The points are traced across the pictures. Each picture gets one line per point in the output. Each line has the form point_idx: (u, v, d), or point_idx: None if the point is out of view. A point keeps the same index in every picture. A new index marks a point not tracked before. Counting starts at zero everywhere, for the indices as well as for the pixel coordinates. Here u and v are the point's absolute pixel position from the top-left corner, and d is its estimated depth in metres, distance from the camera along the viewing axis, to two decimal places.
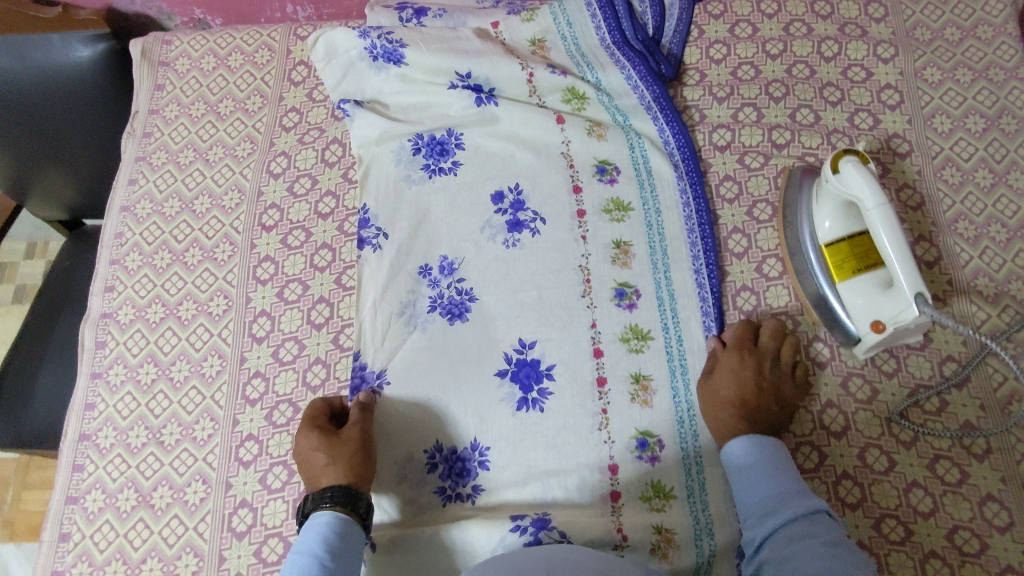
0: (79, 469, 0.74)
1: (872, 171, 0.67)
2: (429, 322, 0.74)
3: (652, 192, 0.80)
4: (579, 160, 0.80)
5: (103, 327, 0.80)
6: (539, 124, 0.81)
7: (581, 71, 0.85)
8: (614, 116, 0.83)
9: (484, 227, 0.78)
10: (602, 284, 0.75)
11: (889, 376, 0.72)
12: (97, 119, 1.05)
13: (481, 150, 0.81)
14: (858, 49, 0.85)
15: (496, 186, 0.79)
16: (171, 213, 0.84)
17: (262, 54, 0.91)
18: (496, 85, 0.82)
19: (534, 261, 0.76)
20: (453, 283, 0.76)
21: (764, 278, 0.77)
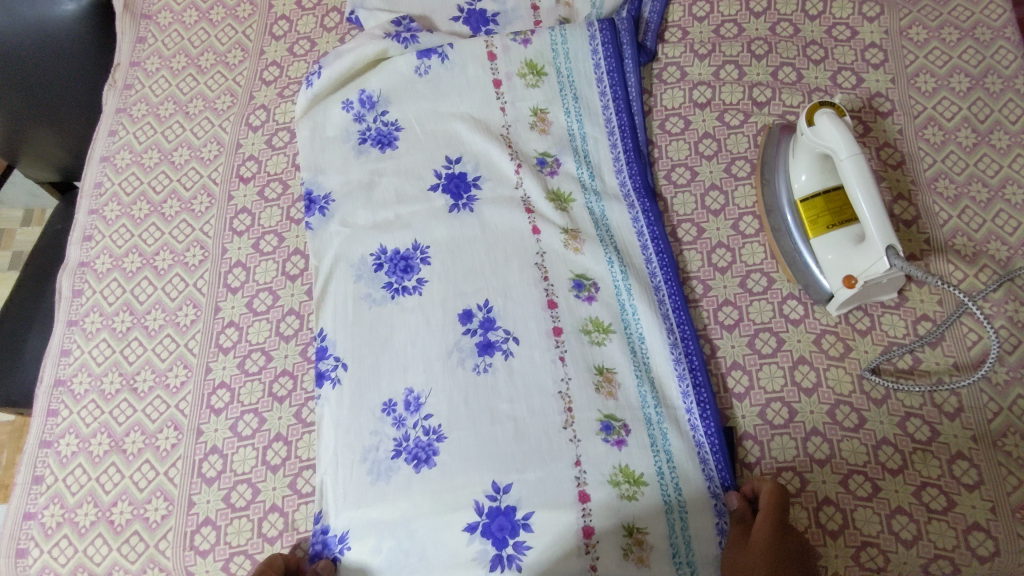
0: (53, 414, 0.74)
1: (847, 124, 0.67)
2: (393, 470, 0.66)
3: (635, 316, 0.73)
4: (554, 272, 0.74)
5: (81, 275, 0.80)
6: (516, 230, 0.76)
7: (576, 151, 0.81)
8: (599, 230, 0.77)
9: (452, 352, 0.71)
10: (586, 423, 0.67)
11: (863, 334, 0.71)
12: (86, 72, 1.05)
13: (449, 266, 0.75)
14: (844, 7, 0.84)
15: (464, 303, 0.73)
16: (150, 164, 0.84)
17: (244, 7, 0.91)
18: (482, 172, 0.79)
19: (509, 390, 0.69)
20: (420, 421, 0.68)
21: (740, 235, 0.77)
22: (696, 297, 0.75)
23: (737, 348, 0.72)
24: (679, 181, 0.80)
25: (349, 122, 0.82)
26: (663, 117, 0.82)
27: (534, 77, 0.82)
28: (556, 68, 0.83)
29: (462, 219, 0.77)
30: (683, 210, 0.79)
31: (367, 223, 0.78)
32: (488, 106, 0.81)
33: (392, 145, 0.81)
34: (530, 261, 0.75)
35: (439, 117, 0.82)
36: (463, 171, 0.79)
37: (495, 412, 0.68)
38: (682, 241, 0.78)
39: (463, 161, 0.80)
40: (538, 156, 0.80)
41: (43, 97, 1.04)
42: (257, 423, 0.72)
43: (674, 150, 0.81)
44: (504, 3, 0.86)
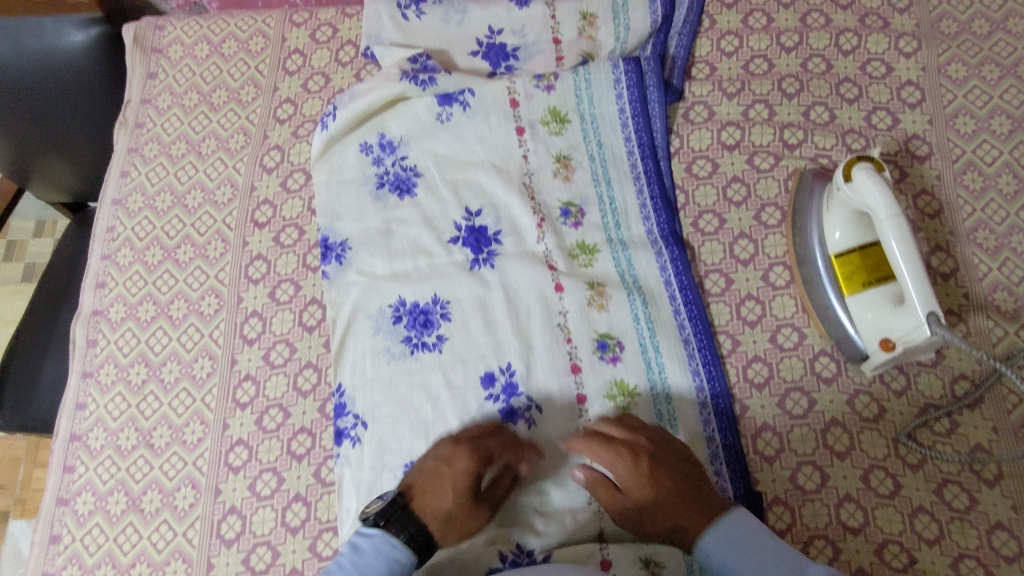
0: (69, 471, 0.73)
1: (886, 180, 0.64)
2: None
3: (661, 373, 0.72)
4: (578, 333, 0.73)
5: (94, 324, 0.78)
6: (536, 289, 0.75)
7: (598, 189, 0.79)
8: (625, 280, 0.76)
9: (475, 419, 0.71)
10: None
11: (897, 395, 0.69)
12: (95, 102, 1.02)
13: (470, 324, 0.74)
14: (879, 41, 0.81)
15: (485, 366, 0.72)
16: (163, 207, 0.82)
17: (256, 40, 0.89)
18: (503, 226, 0.78)
19: (534, 460, 0.69)
20: None
21: (770, 287, 0.74)
22: (724, 352, 0.73)
23: (766, 407, 0.71)
24: (706, 229, 0.77)
25: (366, 165, 0.80)
26: (690, 160, 0.80)
27: (557, 124, 0.81)
28: (579, 114, 0.81)
29: (484, 276, 0.76)
30: (710, 258, 0.76)
31: (386, 274, 0.77)
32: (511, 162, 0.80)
33: (412, 189, 0.80)
34: (551, 326, 0.73)
35: (460, 166, 0.80)
36: (484, 224, 0.78)
37: (522, 481, 0.69)
38: (709, 292, 0.75)
39: (483, 214, 0.78)
40: (561, 207, 0.79)
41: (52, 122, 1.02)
42: (276, 482, 0.71)
43: (701, 196, 0.78)
44: (525, 36, 0.84)
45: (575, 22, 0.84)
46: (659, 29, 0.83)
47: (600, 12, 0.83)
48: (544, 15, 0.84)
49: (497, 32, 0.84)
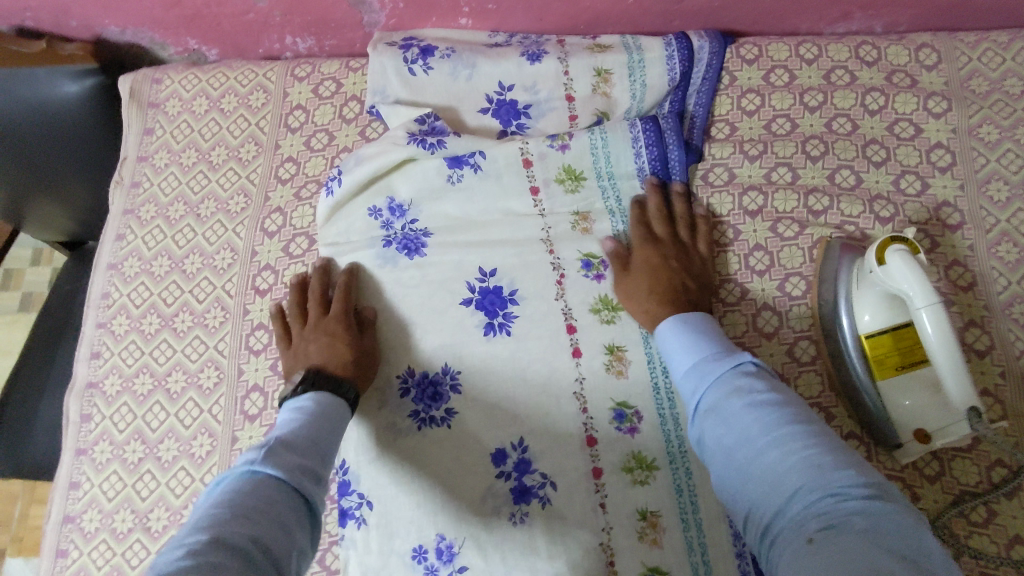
0: (63, 555, 0.70)
1: (920, 264, 0.61)
2: None
3: (681, 446, 0.69)
4: (593, 403, 0.71)
5: (89, 398, 0.76)
6: (551, 357, 0.73)
7: (620, 251, 0.76)
8: (647, 348, 0.72)
9: (487, 497, 0.69)
10: (629, 571, 0.66)
11: (931, 482, 0.66)
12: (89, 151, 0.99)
13: (483, 396, 0.72)
14: (907, 101, 0.78)
15: (498, 441, 0.70)
16: (160, 273, 0.79)
17: (257, 95, 0.85)
18: (518, 289, 0.75)
19: (548, 545, 0.66)
20: (454, 573, 0.66)
21: (796, 363, 0.71)
22: None
23: None
24: (728, 299, 0.74)
25: (374, 228, 0.77)
26: (710, 226, 0.76)
27: (573, 182, 0.77)
28: (596, 172, 0.77)
29: (497, 344, 0.73)
30: (733, 330, 0.73)
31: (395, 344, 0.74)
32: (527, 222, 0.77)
33: (423, 249, 0.76)
34: (565, 395, 0.71)
35: (472, 227, 0.77)
36: (497, 287, 0.75)
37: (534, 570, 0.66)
38: None
39: (498, 274, 0.75)
40: (583, 258, 0.75)
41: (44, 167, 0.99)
42: None
43: (722, 263, 0.75)
44: (537, 93, 0.81)
45: (589, 79, 0.80)
46: (676, 87, 0.80)
47: (615, 68, 0.80)
48: (557, 70, 0.80)
49: (507, 89, 0.81)
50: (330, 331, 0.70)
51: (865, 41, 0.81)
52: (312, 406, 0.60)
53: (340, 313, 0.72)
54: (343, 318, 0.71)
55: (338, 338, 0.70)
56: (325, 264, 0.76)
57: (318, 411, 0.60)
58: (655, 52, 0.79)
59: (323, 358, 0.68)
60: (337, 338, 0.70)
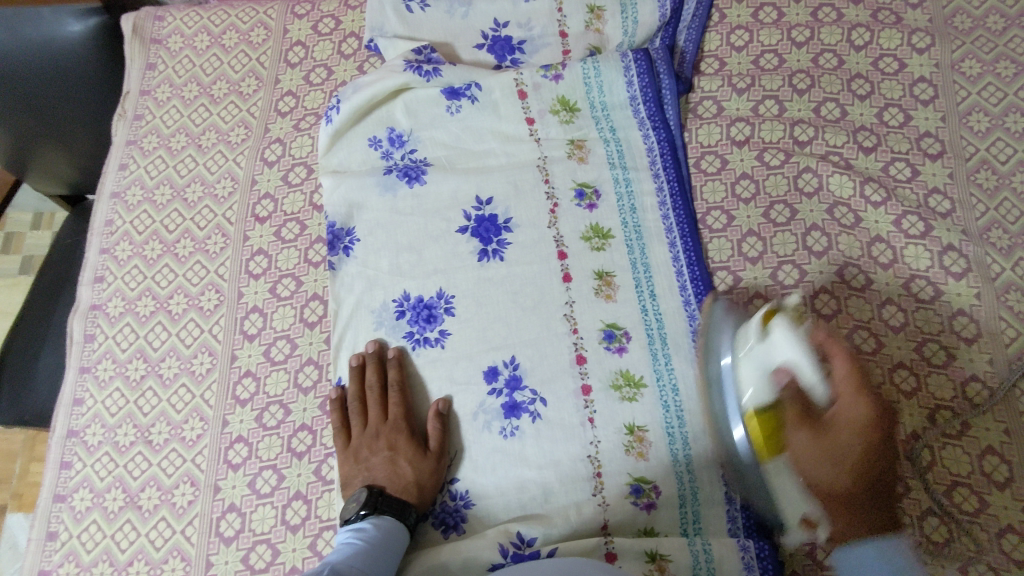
0: (67, 467, 0.73)
1: (803, 333, 0.60)
2: (422, 529, 0.68)
3: (667, 364, 0.71)
4: (584, 324, 0.73)
5: (93, 319, 0.78)
6: (542, 281, 0.74)
7: (613, 179, 0.78)
8: (636, 271, 0.74)
9: (478, 413, 0.70)
10: (614, 481, 0.67)
11: (908, 396, 0.67)
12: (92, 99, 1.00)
13: (475, 318, 0.73)
14: (891, 37, 0.80)
15: (490, 359, 0.72)
16: (162, 201, 0.82)
17: (258, 32, 0.89)
18: (512, 216, 0.77)
19: (536, 456, 0.68)
20: (446, 484, 0.69)
21: (779, 286, 0.73)
22: None
23: None
24: (714, 226, 0.76)
25: (374, 159, 0.80)
26: (698, 155, 0.79)
27: (567, 113, 0.80)
28: (589, 103, 0.80)
29: (491, 269, 0.75)
30: (718, 255, 0.75)
31: (391, 269, 0.75)
32: (521, 150, 0.79)
33: (421, 179, 0.78)
34: (555, 318, 0.73)
35: (467, 157, 0.79)
36: (493, 214, 0.77)
37: (522, 479, 0.68)
38: (717, 289, 0.74)
39: (494, 203, 0.77)
40: (576, 188, 0.77)
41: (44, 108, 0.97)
42: (276, 480, 0.70)
43: (710, 192, 0.77)
44: (531, 29, 0.83)
45: (582, 15, 0.82)
46: (667, 23, 0.82)
47: (608, 4, 0.82)
48: (550, 7, 0.82)
49: (502, 26, 0.83)
50: (391, 443, 0.68)
51: None
52: (373, 530, 0.61)
53: (395, 429, 0.69)
54: (408, 430, 0.68)
55: (401, 448, 0.68)
56: (359, 364, 0.71)
57: (378, 538, 0.61)
58: None
59: (405, 475, 0.66)
60: (402, 453, 0.67)
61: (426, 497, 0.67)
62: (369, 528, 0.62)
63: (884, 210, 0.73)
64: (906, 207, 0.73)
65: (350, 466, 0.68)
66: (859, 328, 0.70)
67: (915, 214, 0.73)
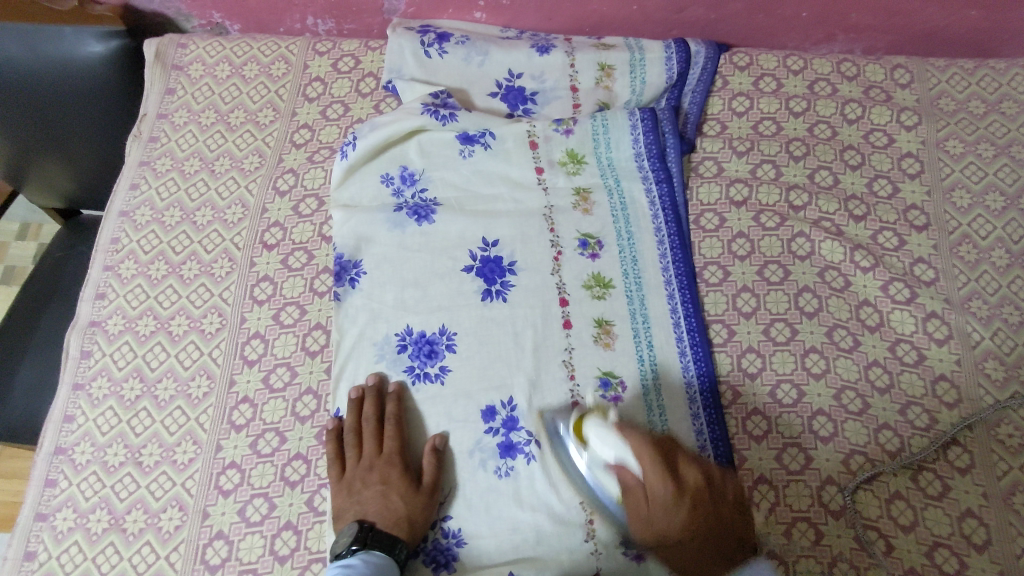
0: (51, 485, 0.71)
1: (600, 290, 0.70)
2: (413, 567, 0.67)
3: (661, 416, 0.72)
4: (581, 369, 0.74)
5: (91, 335, 0.78)
6: (543, 324, 0.76)
7: (617, 229, 0.80)
8: (634, 322, 0.76)
9: (474, 451, 0.71)
10: (606, 526, 0.68)
11: (892, 457, 0.69)
12: (104, 126, 0.99)
13: (476, 356, 0.74)
14: (882, 114, 0.85)
15: (488, 399, 0.73)
16: (171, 222, 0.83)
17: (278, 66, 0.91)
18: (518, 259, 0.79)
19: (530, 497, 0.69)
20: (439, 522, 0.69)
21: (771, 342, 0.75)
22: (726, 402, 0.73)
23: (764, 461, 0.70)
24: (711, 280, 0.79)
25: (385, 195, 0.82)
26: (698, 212, 0.82)
27: (574, 165, 0.83)
28: (596, 157, 0.83)
29: (495, 309, 0.76)
30: (714, 308, 0.77)
31: (395, 303, 0.77)
32: (529, 194, 0.81)
33: (431, 217, 0.80)
34: (553, 361, 0.74)
35: (475, 199, 0.82)
36: (498, 256, 0.79)
37: (515, 522, 0.68)
38: (713, 341, 0.76)
39: (500, 245, 0.79)
40: (580, 238, 0.80)
41: (46, 122, 0.97)
42: (267, 509, 0.69)
43: (707, 248, 0.80)
44: (543, 82, 0.86)
45: (593, 72, 0.86)
46: (673, 85, 0.87)
47: (618, 64, 0.86)
48: (563, 62, 0.86)
49: (516, 77, 0.87)
50: (384, 477, 0.69)
51: (845, 59, 0.89)
52: (361, 565, 0.61)
53: (388, 463, 0.69)
54: (401, 465, 0.69)
55: (394, 484, 0.68)
56: (358, 396, 0.72)
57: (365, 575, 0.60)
58: (655, 53, 0.86)
59: (397, 510, 0.66)
60: (394, 487, 0.68)
61: (416, 532, 0.67)
62: (356, 564, 0.61)
63: (872, 275, 0.77)
64: (893, 274, 0.77)
65: (342, 498, 0.68)
66: (846, 388, 0.72)
67: (901, 282, 0.76)
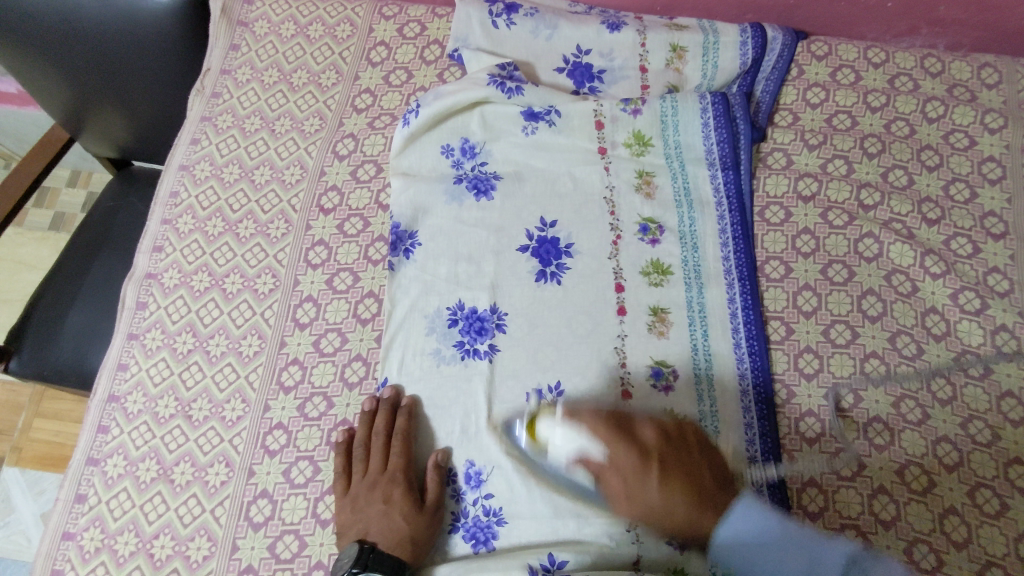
0: (103, 431, 0.73)
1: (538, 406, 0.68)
2: (453, 544, 0.67)
3: (711, 406, 0.70)
4: (633, 357, 0.72)
5: (147, 287, 0.79)
6: (596, 304, 0.74)
7: (679, 214, 0.78)
8: (691, 311, 0.74)
9: (517, 430, 0.69)
10: None
11: (949, 470, 0.66)
12: (165, 81, 0.97)
13: (527, 335, 0.73)
14: (965, 114, 0.81)
15: (536, 378, 0.71)
16: (229, 179, 0.84)
17: (343, 28, 0.92)
18: (576, 241, 0.77)
19: None
20: (481, 499, 0.67)
21: (830, 343, 0.73)
22: (779, 402, 0.71)
23: (815, 464, 0.68)
24: (772, 276, 0.77)
25: (445, 167, 0.81)
26: (763, 204, 0.80)
27: (639, 147, 0.81)
28: (664, 140, 0.81)
29: (548, 291, 0.75)
30: (773, 305, 0.75)
31: (449, 277, 0.76)
32: (591, 176, 0.80)
33: (491, 193, 0.79)
34: (603, 345, 0.72)
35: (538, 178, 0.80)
36: (556, 237, 0.77)
37: (556, 504, 0.66)
38: (770, 338, 0.74)
39: (558, 226, 0.78)
40: (641, 222, 0.78)
41: (108, 70, 0.94)
42: (312, 471, 0.70)
43: (770, 242, 0.78)
44: (612, 60, 0.84)
45: (664, 53, 0.84)
46: (747, 71, 0.84)
47: (690, 46, 0.83)
48: (634, 41, 0.83)
49: (584, 53, 0.85)
50: (387, 495, 0.66)
51: (930, 54, 0.85)
52: None
53: (392, 481, 0.67)
54: (405, 482, 0.66)
55: (396, 503, 0.65)
56: (371, 408, 0.70)
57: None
58: (729, 37, 0.83)
59: (399, 530, 0.64)
60: (397, 506, 0.65)
61: (419, 554, 0.64)
62: None
63: (942, 282, 0.74)
64: (964, 283, 0.73)
65: (346, 514, 0.66)
66: (906, 397, 0.70)
67: (972, 291, 0.73)
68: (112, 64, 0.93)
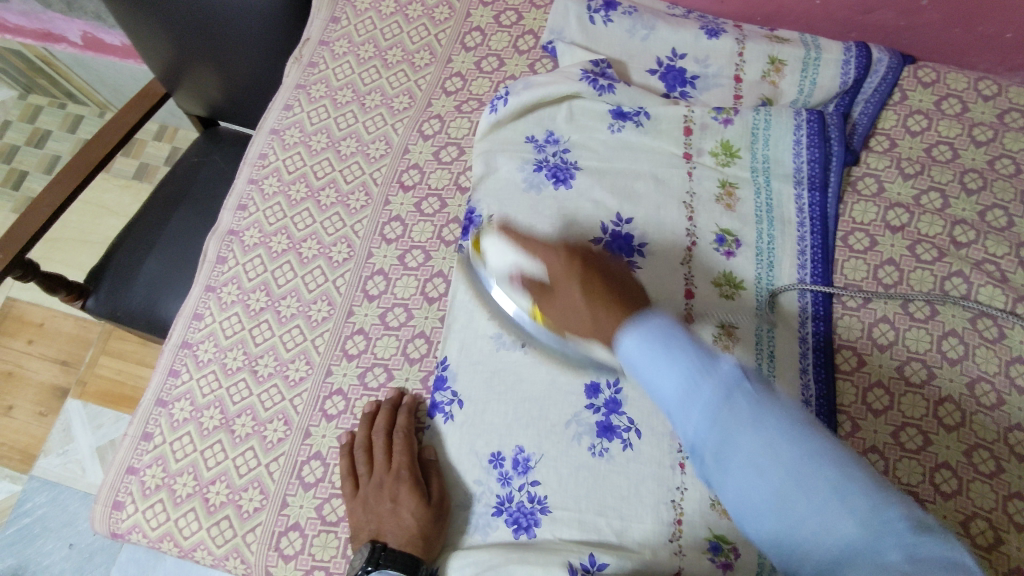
0: (174, 375, 0.77)
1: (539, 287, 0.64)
2: (491, 530, 0.66)
3: None
4: None
5: (228, 242, 0.83)
6: (664, 304, 0.73)
7: (758, 229, 0.76)
8: (759, 329, 0.72)
9: (570, 422, 0.68)
10: (694, 532, 0.63)
11: (1019, 529, 0.63)
12: (263, 57, 1.01)
13: None
14: None
15: (595, 375, 0.70)
16: (316, 147, 0.86)
17: (442, 10, 0.93)
18: (650, 242, 0.76)
19: (620, 484, 0.65)
20: (526, 485, 0.66)
21: (903, 381, 0.70)
22: (841, 433, 0.69)
23: None
24: (848, 304, 0.74)
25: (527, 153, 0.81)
26: (848, 230, 0.77)
27: (725, 157, 0.79)
28: (752, 153, 0.79)
29: None
30: (846, 333, 0.73)
31: None
32: (674, 181, 0.79)
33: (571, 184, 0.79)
34: None
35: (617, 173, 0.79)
36: (630, 234, 0.76)
37: (602, 503, 0.65)
38: (839, 367, 0.72)
39: (633, 224, 0.77)
40: (718, 233, 0.76)
41: (216, 41, 0.98)
42: None
43: (850, 269, 0.76)
44: (707, 67, 0.83)
45: (761, 65, 0.82)
46: (847, 91, 0.81)
47: (790, 60, 0.81)
48: (732, 49, 0.82)
49: (679, 56, 0.84)
50: (394, 494, 0.65)
51: None
52: None
53: (397, 478, 0.66)
54: (411, 478, 0.65)
55: (403, 499, 0.64)
56: (372, 410, 0.71)
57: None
58: (833, 54, 0.81)
59: (409, 527, 0.63)
60: (404, 503, 0.64)
61: (432, 548, 0.63)
62: None
63: None
64: None
65: (356, 515, 0.66)
66: (979, 446, 0.66)
67: None
68: (219, 38, 0.97)
